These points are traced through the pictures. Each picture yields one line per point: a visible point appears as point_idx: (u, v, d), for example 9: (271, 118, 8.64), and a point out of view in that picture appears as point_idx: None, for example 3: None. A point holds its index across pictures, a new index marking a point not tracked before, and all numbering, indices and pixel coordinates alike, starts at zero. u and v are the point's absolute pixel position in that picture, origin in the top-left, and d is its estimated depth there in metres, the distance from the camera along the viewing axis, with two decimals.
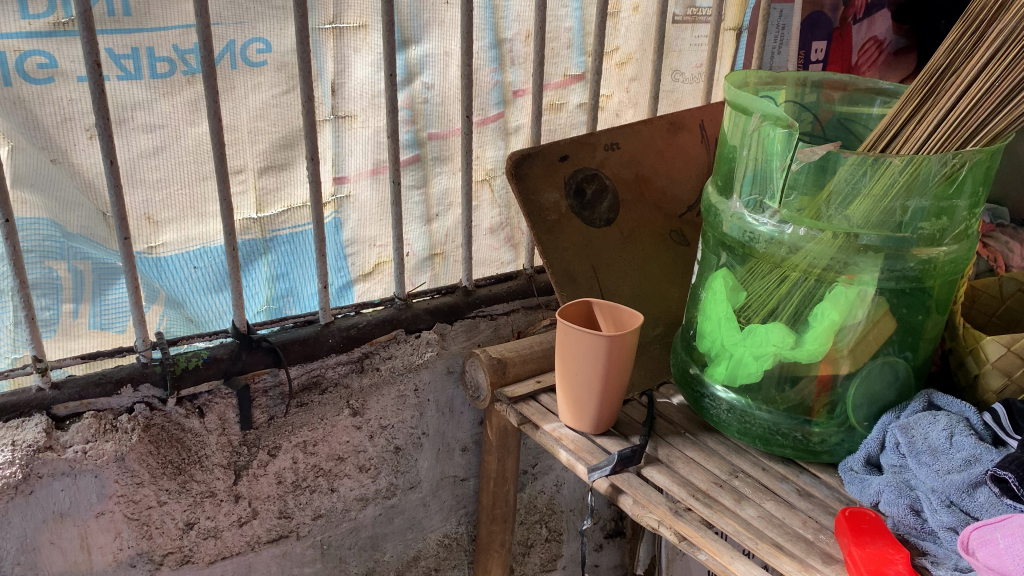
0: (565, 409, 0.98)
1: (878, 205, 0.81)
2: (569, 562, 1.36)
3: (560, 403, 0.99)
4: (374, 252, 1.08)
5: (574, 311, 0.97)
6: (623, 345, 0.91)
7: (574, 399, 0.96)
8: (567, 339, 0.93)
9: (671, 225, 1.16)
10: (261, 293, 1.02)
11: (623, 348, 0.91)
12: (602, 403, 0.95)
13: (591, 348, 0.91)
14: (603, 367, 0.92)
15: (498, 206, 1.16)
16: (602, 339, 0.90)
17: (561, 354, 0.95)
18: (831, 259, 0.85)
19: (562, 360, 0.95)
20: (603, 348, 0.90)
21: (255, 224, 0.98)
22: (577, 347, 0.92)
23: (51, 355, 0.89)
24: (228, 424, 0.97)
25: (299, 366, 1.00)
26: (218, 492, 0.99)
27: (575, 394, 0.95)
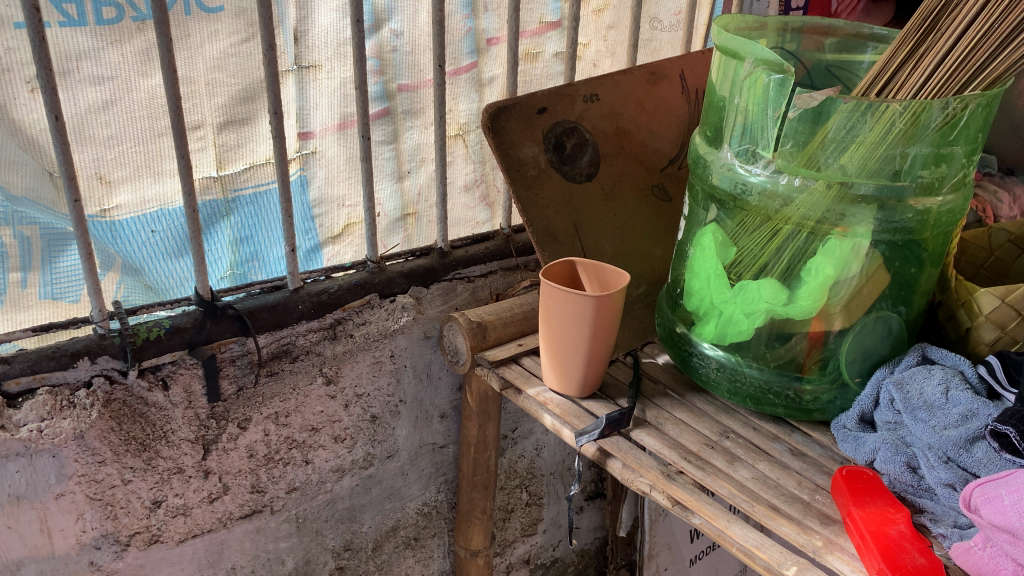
0: (550, 373, 0.94)
1: (875, 153, 0.78)
2: (551, 525, 1.33)
3: (544, 367, 0.95)
4: (344, 213, 1.05)
5: (556, 271, 0.93)
6: (611, 304, 0.87)
7: (559, 361, 0.92)
8: (551, 300, 0.89)
9: (653, 180, 1.12)
10: (225, 258, 0.97)
11: (610, 307, 0.87)
12: (588, 366, 0.91)
13: (577, 308, 0.87)
14: (590, 327, 0.88)
15: (473, 161, 1.12)
16: (590, 299, 0.86)
17: (546, 315, 0.91)
18: (826, 211, 0.82)
19: (546, 323, 0.91)
20: (590, 308, 0.86)
21: (216, 182, 0.92)
22: (563, 308, 0.88)
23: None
24: (194, 397, 0.92)
25: (268, 334, 0.95)
26: (187, 468, 0.93)
27: (560, 356, 0.92)
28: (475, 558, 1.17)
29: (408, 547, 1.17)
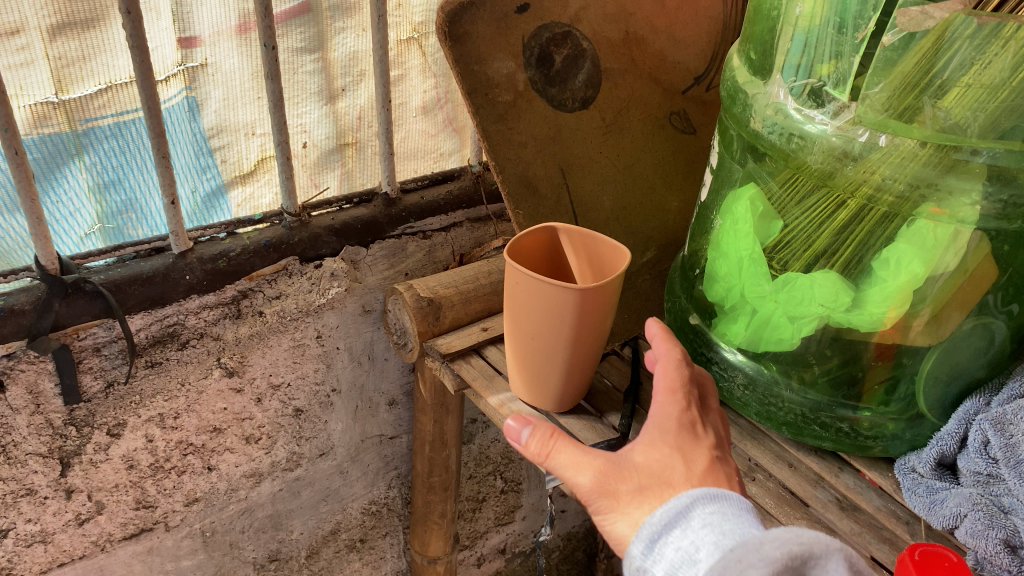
0: (517, 378, 0.69)
1: (999, 104, 0.50)
2: (532, 512, 1.13)
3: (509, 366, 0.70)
4: (255, 144, 0.79)
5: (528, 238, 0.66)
6: (602, 297, 0.61)
7: (529, 367, 0.67)
8: (517, 287, 0.63)
9: (671, 106, 0.84)
10: (86, 211, 0.72)
11: (602, 304, 0.61)
12: (569, 374, 0.67)
13: (554, 304, 0.61)
14: (573, 328, 0.62)
15: (433, 74, 0.85)
16: (572, 294, 0.59)
17: (511, 305, 0.65)
18: (914, 179, 0.55)
19: (511, 315, 0.65)
20: (572, 305, 0.60)
21: (58, 110, 0.66)
22: (534, 301, 0.62)
23: None
24: (44, 399, 0.69)
25: (143, 314, 0.71)
26: (40, 489, 0.71)
27: (530, 360, 0.66)
28: (434, 565, 0.97)
29: (352, 550, 0.97)
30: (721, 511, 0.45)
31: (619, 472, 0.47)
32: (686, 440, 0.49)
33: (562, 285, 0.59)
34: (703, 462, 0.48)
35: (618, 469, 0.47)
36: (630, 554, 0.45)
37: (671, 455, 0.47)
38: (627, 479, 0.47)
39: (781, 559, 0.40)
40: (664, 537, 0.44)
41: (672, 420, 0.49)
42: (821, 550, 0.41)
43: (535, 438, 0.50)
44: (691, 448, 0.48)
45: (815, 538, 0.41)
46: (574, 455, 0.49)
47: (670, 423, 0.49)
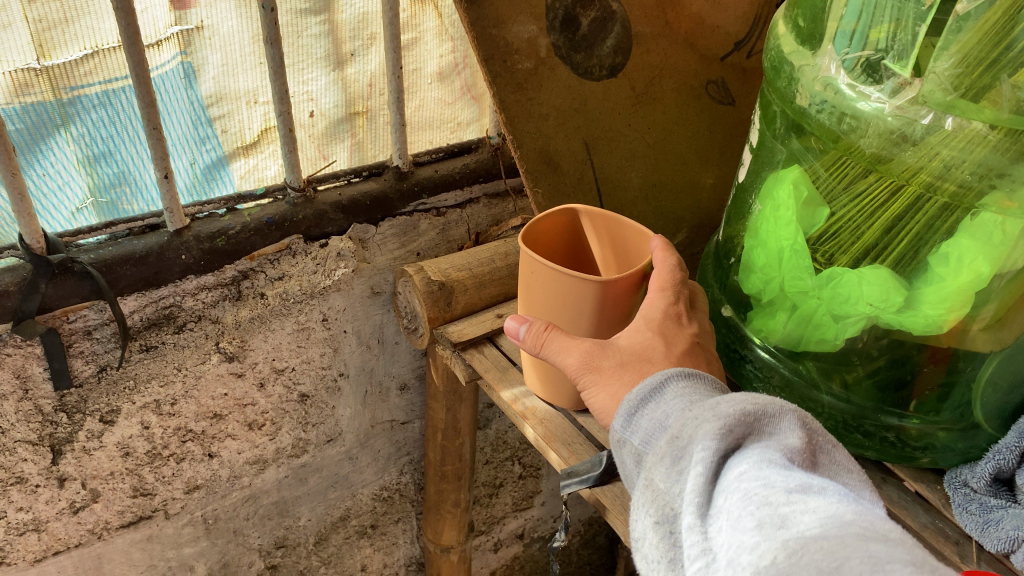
0: (531, 375, 0.63)
1: None
2: (551, 497, 1.08)
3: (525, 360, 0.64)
4: (258, 112, 0.74)
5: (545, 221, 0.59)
6: (624, 292, 0.54)
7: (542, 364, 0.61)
8: (530, 277, 0.56)
9: (708, 74, 0.77)
10: (76, 184, 0.67)
11: (624, 297, 0.54)
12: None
13: (570, 297, 0.54)
14: (591, 326, 0.55)
15: (451, 38, 0.79)
16: (590, 288, 0.53)
17: (523, 297, 0.58)
18: (980, 167, 0.48)
19: (524, 307, 0.59)
20: (591, 299, 0.53)
21: (41, 78, 0.61)
22: (546, 293, 0.55)
23: None
24: (32, 384, 0.65)
25: (137, 296, 0.67)
26: (31, 478, 0.68)
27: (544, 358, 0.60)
28: (447, 554, 0.94)
29: (363, 536, 0.93)
30: (692, 388, 0.47)
31: (604, 350, 0.52)
32: (669, 328, 0.54)
33: (577, 277, 0.52)
34: (684, 346, 0.53)
35: (605, 350, 0.52)
36: (613, 431, 0.48)
37: (654, 337, 0.53)
38: (611, 357, 0.52)
39: (736, 416, 0.40)
40: (640, 411, 0.47)
41: (659, 309, 0.54)
42: (779, 410, 0.41)
43: (533, 332, 0.54)
44: (673, 333, 0.54)
45: (771, 399, 0.41)
46: (568, 342, 0.53)
47: (657, 315, 0.54)
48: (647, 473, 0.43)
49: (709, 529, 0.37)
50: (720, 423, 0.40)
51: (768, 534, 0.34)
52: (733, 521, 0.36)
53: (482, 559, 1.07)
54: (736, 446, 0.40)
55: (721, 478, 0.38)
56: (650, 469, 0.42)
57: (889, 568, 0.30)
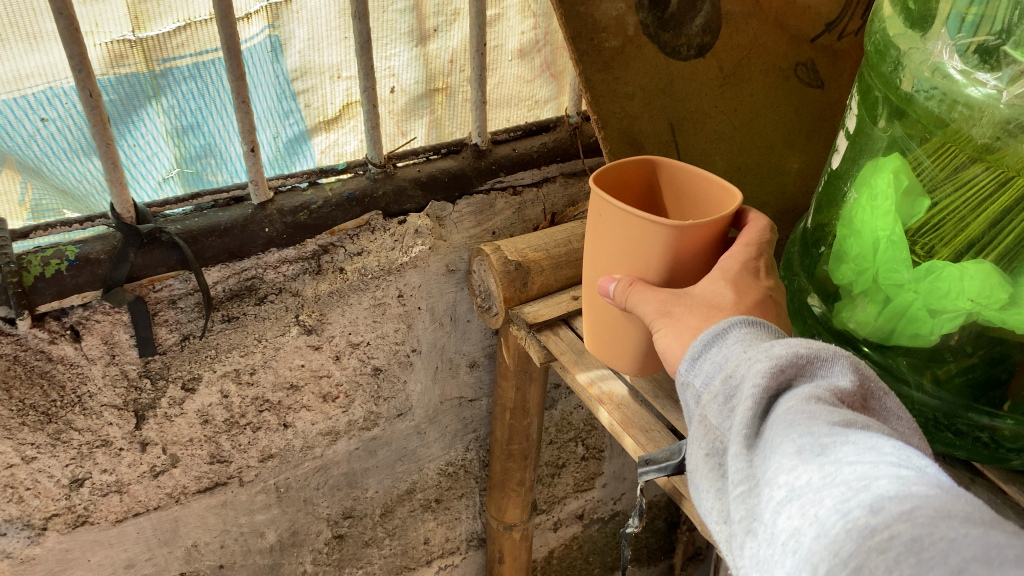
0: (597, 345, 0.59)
1: None
2: (613, 479, 1.08)
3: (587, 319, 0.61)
4: (341, 87, 0.74)
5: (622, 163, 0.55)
6: (698, 240, 0.49)
7: (613, 330, 0.56)
8: (599, 219, 0.52)
9: (798, 55, 0.75)
10: (165, 155, 0.68)
11: (701, 245, 0.50)
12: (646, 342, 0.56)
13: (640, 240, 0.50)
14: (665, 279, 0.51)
15: (533, 14, 0.78)
16: (664, 234, 0.48)
17: (589, 245, 0.55)
18: None
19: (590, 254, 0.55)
20: (666, 246, 0.49)
21: (136, 49, 0.62)
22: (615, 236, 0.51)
23: None
24: (119, 350, 0.67)
25: (220, 267, 0.68)
26: (115, 441, 0.70)
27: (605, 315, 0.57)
28: (510, 531, 0.94)
29: (427, 510, 0.94)
30: (756, 333, 0.44)
31: (680, 297, 0.49)
32: (747, 278, 0.50)
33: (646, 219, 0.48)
34: (758, 296, 0.49)
35: (679, 297, 0.49)
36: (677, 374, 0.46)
37: (725, 284, 0.49)
38: (683, 304, 0.49)
39: (788, 356, 0.39)
40: (704, 356, 0.45)
41: (738, 261, 0.50)
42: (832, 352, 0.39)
43: (619, 288, 0.51)
44: (750, 283, 0.49)
45: (826, 342, 0.39)
46: (647, 293, 0.50)
47: (734, 265, 0.50)
48: (701, 411, 0.42)
49: (755, 460, 0.37)
50: (769, 360, 0.39)
51: (806, 460, 0.34)
52: (776, 450, 0.36)
53: (542, 538, 1.07)
54: (787, 384, 0.39)
55: (770, 413, 0.38)
56: (703, 406, 0.42)
57: (913, 486, 0.30)
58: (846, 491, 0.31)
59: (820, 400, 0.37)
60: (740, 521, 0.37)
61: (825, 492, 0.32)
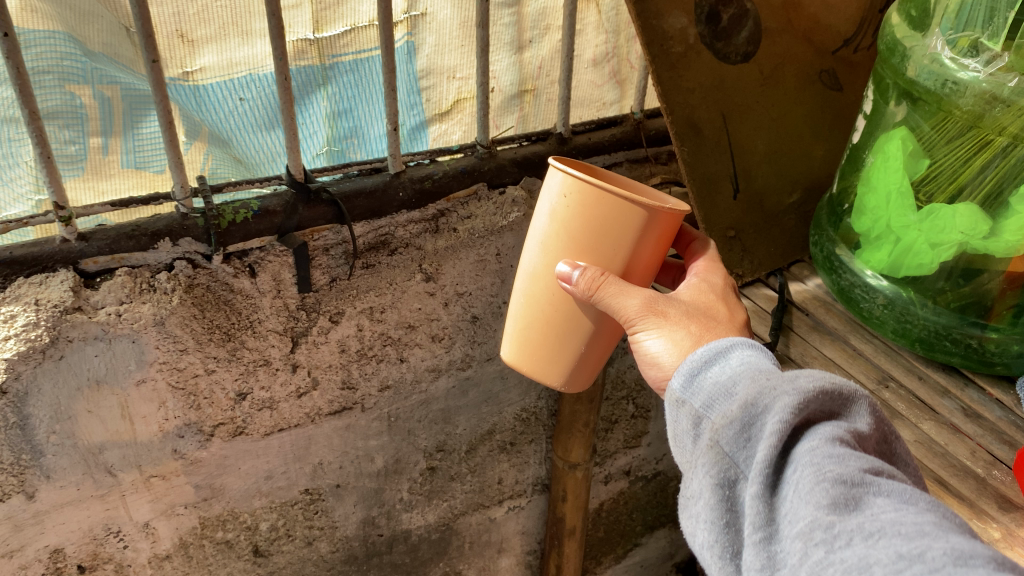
0: (540, 329, 0.70)
1: None
2: (656, 438, 1.25)
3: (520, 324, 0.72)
4: (454, 86, 0.92)
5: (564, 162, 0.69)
6: (660, 233, 0.63)
7: (566, 315, 0.68)
8: (566, 208, 0.64)
9: (821, 64, 0.94)
10: (321, 133, 0.86)
11: (658, 238, 0.64)
12: (588, 344, 0.69)
13: (616, 225, 0.62)
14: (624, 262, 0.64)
15: (606, 31, 0.95)
16: (640, 220, 0.61)
17: (551, 235, 0.66)
18: None
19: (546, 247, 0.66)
20: (637, 231, 0.62)
21: (312, 47, 0.80)
22: (586, 222, 0.63)
23: (84, 199, 0.80)
24: (284, 285, 0.84)
25: (364, 223, 0.86)
26: (274, 361, 0.87)
27: (552, 315, 0.68)
28: (573, 471, 1.10)
29: (503, 451, 1.10)
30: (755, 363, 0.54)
31: (667, 301, 0.63)
32: (732, 299, 0.67)
33: (630, 203, 0.61)
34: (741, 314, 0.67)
35: (665, 300, 0.63)
36: (672, 390, 0.57)
37: (717, 302, 0.66)
38: (673, 307, 0.63)
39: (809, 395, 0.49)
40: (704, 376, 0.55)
41: (722, 279, 0.69)
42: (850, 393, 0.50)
43: (592, 272, 0.63)
44: (732, 303, 0.67)
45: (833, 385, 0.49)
46: (624, 286, 0.62)
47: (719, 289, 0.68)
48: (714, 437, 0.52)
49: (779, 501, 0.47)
50: (791, 403, 0.48)
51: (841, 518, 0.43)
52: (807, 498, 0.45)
53: (595, 490, 1.23)
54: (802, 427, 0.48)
55: (794, 454, 0.47)
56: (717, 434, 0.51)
57: (970, 561, 0.38)
58: (893, 560, 0.39)
59: (845, 444, 0.47)
60: (763, 564, 0.46)
61: (868, 551, 0.41)
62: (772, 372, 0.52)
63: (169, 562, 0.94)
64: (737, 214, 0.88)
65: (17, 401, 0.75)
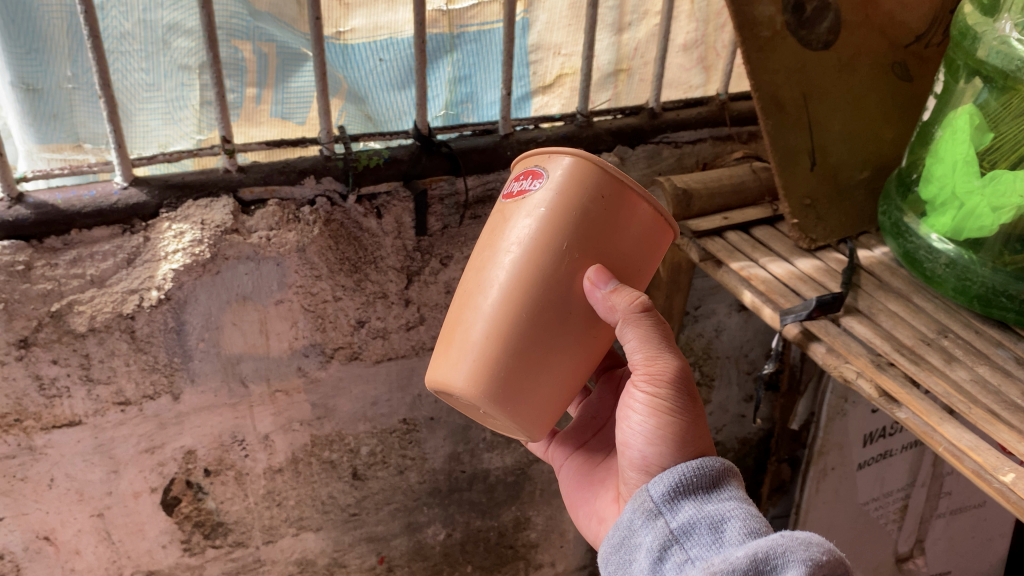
0: (532, 342, 0.67)
1: None
2: (718, 409, 1.34)
3: (509, 358, 0.67)
4: (558, 62, 1.01)
5: (526, 178, 0.69)
6: (653, 243, 0.71)
7: (563, 324, 0.68)
8: (585, 198, 0.66)
9: (894, 56, 1.03)
10: (442, 96, 0.97)
11: (649, 248, 0.71)
12: (570, 370, 0.70)
13: (635, 235, 0.69)
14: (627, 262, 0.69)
15: (696, 20, 1.05)
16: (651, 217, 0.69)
17: (562, 230, 0.66)
18: None
19: (562, 256, 0.66)
20: (645, 227, 0.69)
21: (444, 17, 0.91)
22: (610, 225, 0.67)
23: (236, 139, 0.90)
24: (404, 229, 0.96)
25: (476, 177, 0.97)
26: (390, 295, 0.99)
27: (549, 327, 0.68)
28: None
29: None
30: (744, 517, 0.66)
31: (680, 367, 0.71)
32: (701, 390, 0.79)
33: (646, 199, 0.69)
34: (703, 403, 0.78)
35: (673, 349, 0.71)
36: (660, 502, 0.68)
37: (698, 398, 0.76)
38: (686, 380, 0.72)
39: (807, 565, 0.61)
40: (701, 512, 0.67)
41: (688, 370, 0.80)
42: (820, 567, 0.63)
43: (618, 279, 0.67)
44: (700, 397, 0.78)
45: (822, 559, 0.62)
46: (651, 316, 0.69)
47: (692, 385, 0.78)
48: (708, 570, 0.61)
49: None
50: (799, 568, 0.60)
51: None
52: None
53: None
54: None
55: None
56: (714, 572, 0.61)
57: None
58: None
59: None
60: None
61: None
62: (759, 534, 0.65)
63: (281, 476, 1.06)
64: (812, 184, 0.97)
65: (178, 307, 0.87)
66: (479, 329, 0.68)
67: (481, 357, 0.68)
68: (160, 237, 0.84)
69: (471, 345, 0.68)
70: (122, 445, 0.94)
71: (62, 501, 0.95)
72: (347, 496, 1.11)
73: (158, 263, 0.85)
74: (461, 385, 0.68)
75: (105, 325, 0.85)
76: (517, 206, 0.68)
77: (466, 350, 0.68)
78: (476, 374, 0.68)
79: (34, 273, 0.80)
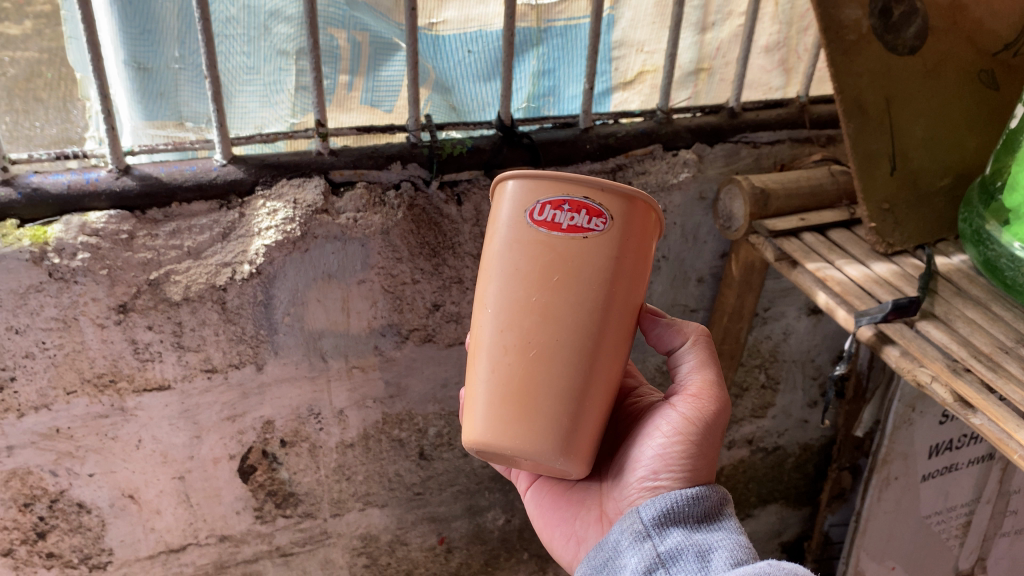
0: (587, 386, 0.68)
1: None
2: (781, 412, 1.34)
3: (570, 408, 0.67)
4: (641, 58, 1.02)
5: (536, 214, 0.65)
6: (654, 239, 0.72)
7: (610, 356, 0.69)
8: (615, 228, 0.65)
9: (981, 64, 1.02)
10: (525, 88, 1.00)
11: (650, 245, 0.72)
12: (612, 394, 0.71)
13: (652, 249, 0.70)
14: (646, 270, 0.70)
15: (780, 22, 1.06)
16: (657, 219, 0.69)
17: (601, 265, 0.65)
18: None
19: (605, 293, 0.66)
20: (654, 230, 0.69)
21: (533, 11, 0.93)
22: (637, 245, 0.67)
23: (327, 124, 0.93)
24: (482, 217, 0.99)
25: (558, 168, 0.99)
26: (466, 280, 1.02)
27: (601, 364, 0.68)
28: None
29: None
30: (731, 546, 0.68)
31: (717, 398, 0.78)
32: None
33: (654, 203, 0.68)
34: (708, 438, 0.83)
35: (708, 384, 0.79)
36: (649, 523, 0.70)
37: None
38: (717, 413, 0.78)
39: None
40: (689, 537, 0.69)
41: None
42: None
43: None
44: None
45: None
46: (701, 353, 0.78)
47: None
48: None
49: None
50: None
51: None
52: None
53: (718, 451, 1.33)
54: None
55: None
56: None
57: None
58: None
59: None
60: None
61: None
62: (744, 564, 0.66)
63: (352, 450, 1.09)
64: (892, 189, 0.97)
65: (267, 282, 0.91)
66: (543, 389, 0.66)
67: (551, 419, 0.66)
68: (254, 214, 0.88)
69: (530, 406, 0.66)
70: (206, 411, 0.99)
71: (147, 462, 1.00)
72: (413, 475, 1.15)
73: (251, 238, 0.89)
74: (543, 449, 0.67)
75: (198, 296, 0.89)
76: (551, 252, 0.65)
77: (542, 413, 0.66)
78: (542, 436, 0.67)
79: (136, 242, 0.85)
